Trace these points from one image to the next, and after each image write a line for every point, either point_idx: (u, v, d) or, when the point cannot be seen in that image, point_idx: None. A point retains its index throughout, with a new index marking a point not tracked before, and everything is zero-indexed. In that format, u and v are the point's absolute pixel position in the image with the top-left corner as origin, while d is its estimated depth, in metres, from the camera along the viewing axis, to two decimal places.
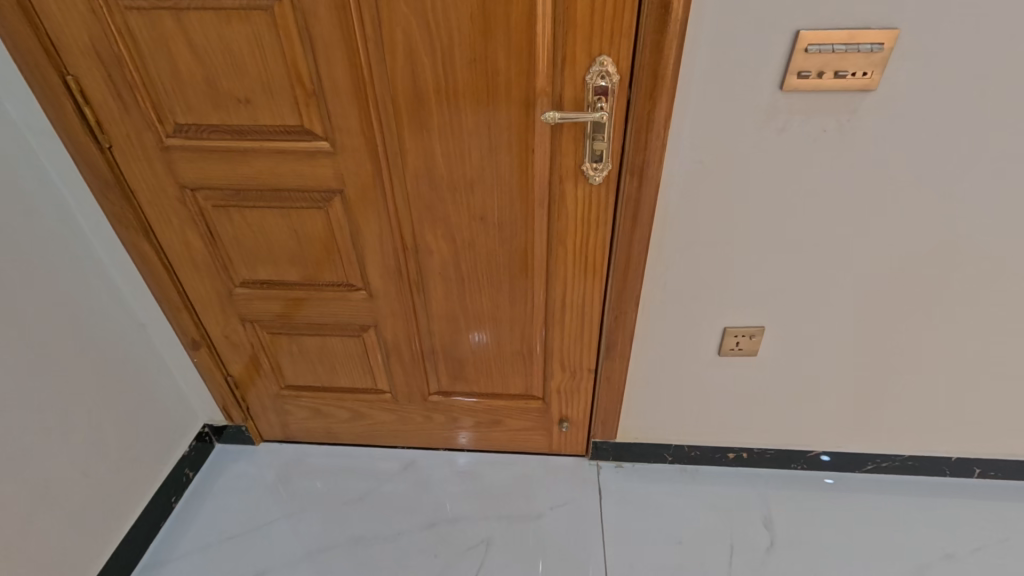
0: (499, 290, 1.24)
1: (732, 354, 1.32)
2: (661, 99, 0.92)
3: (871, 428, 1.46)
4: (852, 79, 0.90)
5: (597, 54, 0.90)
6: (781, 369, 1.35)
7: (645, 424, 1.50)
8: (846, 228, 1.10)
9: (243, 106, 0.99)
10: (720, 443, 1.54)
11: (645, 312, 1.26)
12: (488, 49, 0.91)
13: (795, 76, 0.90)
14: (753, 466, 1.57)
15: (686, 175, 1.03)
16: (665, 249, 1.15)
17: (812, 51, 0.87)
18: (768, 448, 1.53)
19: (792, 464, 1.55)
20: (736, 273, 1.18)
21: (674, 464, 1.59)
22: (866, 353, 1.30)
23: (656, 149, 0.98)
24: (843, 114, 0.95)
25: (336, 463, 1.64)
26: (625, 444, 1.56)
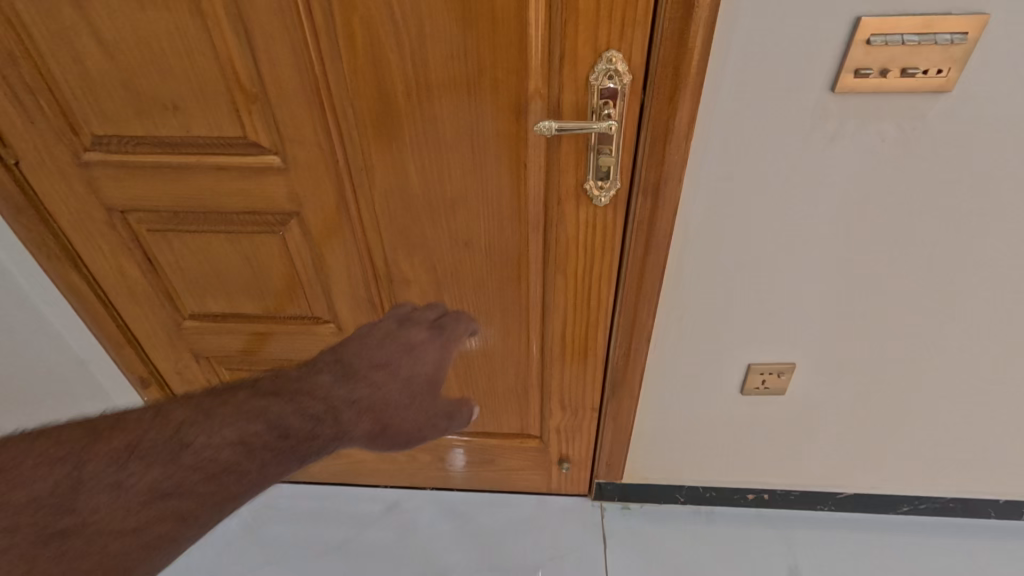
0: (489, 323, 1.07)
1: (756, 392, 1.16)
2: (684, 104, 0.74)
3: (911, 469, 1.29)
4: (924, 79, 0.72)
5: (604, 48, 0.72)
6: (811, 407, 1.19)
7: (655, 463, 1.34)
8: (898, 254, 0.92)
9: (170, 115, 0.81)
10: (739, 483, 1.37)
11: (658, 346, 1.09)
12: (467, 42, 0.72)
13: (852, 76, 0.72)
14: (775, 507, 1.40)
15: (710, 194, 0.86)
16: (683, 277, 0.98)
17: (876, 45, 0.69)
18: (792, 489, 1.36)
19: (818, 505, 1.38)
20: (765, 304, 1.01)
21: (687, 505, 1.43)
22: (910, 389, 1.13)
23: (676, 164, 0.80)
24: (908, 120, 0.77)
25: (311, 505, 1.47)
26: (633, 483, 1.40)
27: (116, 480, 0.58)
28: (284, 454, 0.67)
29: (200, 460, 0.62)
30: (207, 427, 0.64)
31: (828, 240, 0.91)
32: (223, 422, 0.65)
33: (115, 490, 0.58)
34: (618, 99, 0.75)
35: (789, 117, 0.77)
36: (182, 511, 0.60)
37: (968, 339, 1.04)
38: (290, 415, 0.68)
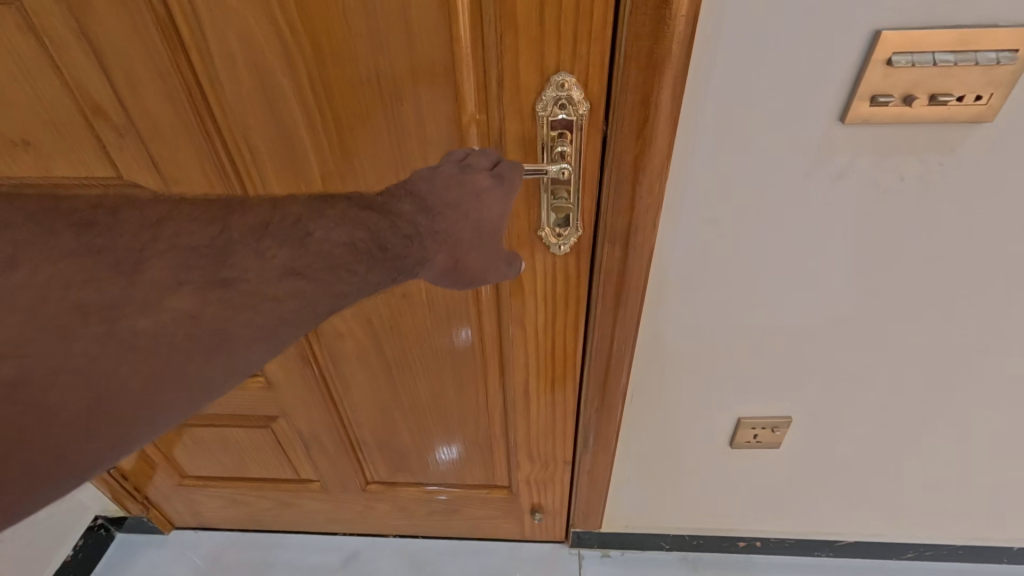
0: (440, 377, 0.92)
1: (747, 446, 1.03)
2: (657, 140, 0.59)
3: (918, 520, 1.16)
4: (958, 107, 0.57)
5: (553, 70, 0.57)
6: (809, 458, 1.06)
7: (636, 511, 1.22)
8: (914, 303, 0.79)
9: (23, 152, 0.66)
10: (729, 531, 1.24)
11: (635, 398, 0.97)
12: (380, 64, 0.57)
13: (868, 102, 0.58)
14: (767, 554, 1.27)
15: (690, 238, 0.73)
16: (661, 326, 0.84)
17: (901, 65, 0.54)
18: (787, 537, 1.23)
19: (815, 551, 1.25)
20: (757, 354, 0.88)
21: (672, 552, 1.30)
22: (921, 441, 1.00)
23: (649, 209, 0.65)
24: (934, 154, 0.62)
25: (261, 557, 1.34)
26: (613, 531, 1.27)
27: (162, 273, 0.44)
28: (362, 265, 0.50)
29: (303, 252, 0.48)
30: (305, 260, 0.48)
31: (832, 287, 0.77)
32: (319, 245, 0.49)
33: (202, 293, 0.44)
34: (573, 133, 0.60)
35: (786, 151, 0.63)
36: (212, 352, 0.45)
37: (990, 390, 0.90)
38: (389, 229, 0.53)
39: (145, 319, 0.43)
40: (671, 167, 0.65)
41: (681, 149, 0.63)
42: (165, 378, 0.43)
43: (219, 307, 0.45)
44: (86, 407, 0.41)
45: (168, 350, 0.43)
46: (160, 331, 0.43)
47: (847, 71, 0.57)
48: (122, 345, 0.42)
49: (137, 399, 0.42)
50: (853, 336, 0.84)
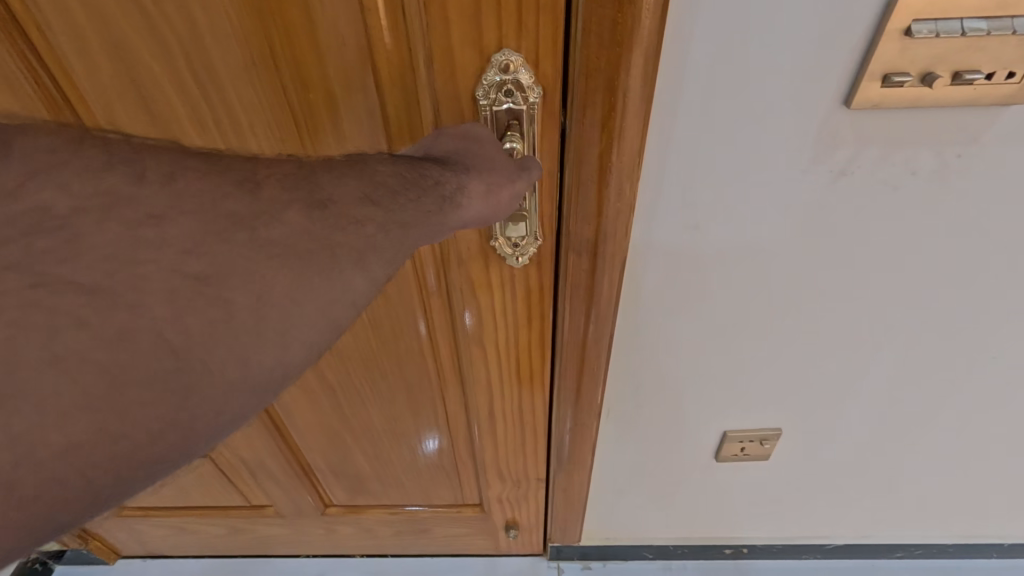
0: (395, 399, 0.82)
1: (734, 459, 0.96)
2: (627, 134, 0.49)
3: (911, 527, 1.10)
4: (986, 89, 0.48)
5: (495, 49, 0.46)
6: (800, 468, 0.98)
7: (616, 523, 1.14)
8: (919, 308, 0.70)
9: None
10: (715, 539, 1.17)
11: (610, 412, 0.89)
12: (273, 43, 0.45)
13: (879, 83, 0.48)
14: (752, 560, 1.21)
15: (669, 243, 0.63)
16: (637, 338, 0.76)
17: (921, 36, 0.46)
18: (774, 543, 1.17)
19: (802, 555, 1.20)
20: (744, 366, 0.80)
21: (656, 561, 1.23)
22: (918, 451, 0.93)
23: (621, 215, 0.55)
24: (951, 145, 0.54)
25: None
26: (594, 543, 1.20)
27: (277, 191, 0.36)
28: (416, 196, 0.41)
29: (369, 177, 0.39)
30: (373, 186, 0.39)
31: (828, 293, 0.69)
32: (379, 172, 0.40)
33: (306, 211, 0.36)
34: (523, 125, 0.49)
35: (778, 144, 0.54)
36: (318, 281, 0.36)
37: (995, 398, 0.83)
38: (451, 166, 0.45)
39: (270, 230, 0.35)
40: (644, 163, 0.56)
41: (655, 140, 0.54)
42: (287, 305, 0.35)
43: (323, 227, 0.36)
44: (218, 333, 0.33)
45: (290, 278, 0.35)
46: (274, 245, 0.35)
47: (848, 46, 0.47)
48: (248, 259, 0.34)
49: (261, 325, 0.34)
50: (848, 346, 0.76)
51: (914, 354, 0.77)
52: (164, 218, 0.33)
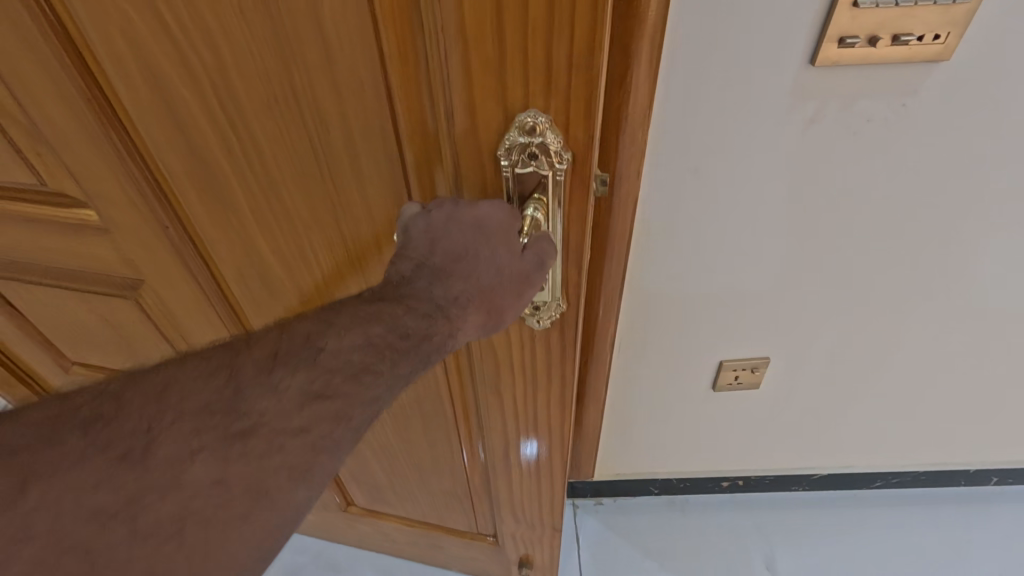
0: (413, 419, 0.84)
1: (729, 388, 1.04)
2: (638, 86, 0.55)
3: (890, 457, 1.19)
4: (918, 48, 0.55)
5: (521, 106, 0.40)
6: (789, 401, 1.06)
7: (627, 458, 1.22)
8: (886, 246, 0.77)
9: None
10: (715, 471, 1.24)
11: (624, 347, 0.96)
12: (296, 81, 0.41)
13: (836, 45, 0.56)
14: (750, 492, 1.29)
15: (672, 184, 0.70)
16: (647, 272, 0.83)
17: (866, 6, 0.53)
18: (767, 474, 1.25)
19: (793, 487, 1.28)
20: (738, 300, 0.86)
21: (661, 496, 1.31)
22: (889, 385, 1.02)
23: (633, 161, 0.61)
24: (897, 94, 0.60)
25: None
26: (606, 480, 1.28)
27: (174, 450, 0.38)
28: (384, 367, 0.44)
29: (314, 373, 0.42)
30: (323, 383, 0.42)
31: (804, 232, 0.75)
32: (328, 360, 0.43)
33: (218, 459, 0.38)
34: (547, 191, 0.44)
35: (769, 86, 0.60)
36: (229, 537, 0.38)
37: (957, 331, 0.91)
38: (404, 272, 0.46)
39: (157, 508, 0.37)
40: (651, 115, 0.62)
41: (663, 90, 0.61)
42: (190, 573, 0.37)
43: (240, 468, 0.39)
44: None
45: (185, 551, 0.37)
46: (171, 517, 0.37)
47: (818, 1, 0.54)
48: (133, 551, 0.36)
49: None
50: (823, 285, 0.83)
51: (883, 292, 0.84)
52: (47, 491, 0.35)
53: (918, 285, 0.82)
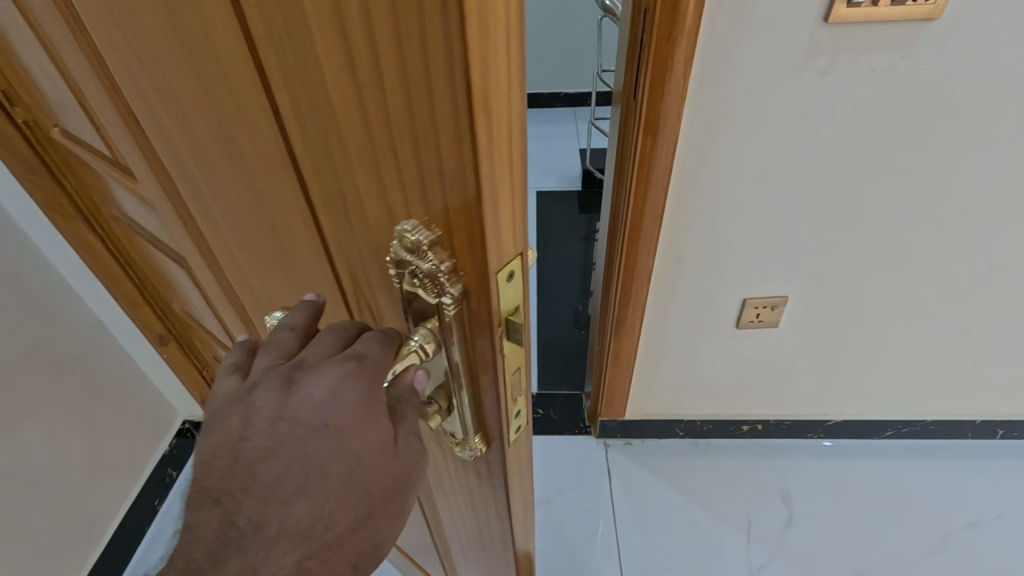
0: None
1: (749, 326, 1.08)
2: (680, 40, 0.68)
3: (898, 406, 1.26)
4: (911, 6, 0.67)
5: (406, 219, 0.29)
6: (804, 343, 1.12)
7: (659, 399, 1.27)
8: (893, 185, 0.86)
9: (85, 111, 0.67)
10: (736, 415, 1.30)
11: (659, 290, 1.01)
12: (209, 127, 0.35)
13: (846, 4, 0.66)
14: (770, 438, 1.33)
15: (707, 133, 0.78)
16: (683, 218, 0.89)
17: None
18: (785, 418, 1.30)
19: (809, 432, 1.32)
20: (763, 240, 0.93)
21: (684, 439, 1.35)
22: (892, 330, 1.09)
23: (673, 104, 0.73)
24: (895, 47, 0.71)
25: None
26: (634, 422, 1.33)
27: None
28: None
29: None
30: None
31: (818, 171, 0.83)
32: None
33: None
34: (438, 321, 0.32)
35: (796, 41, 0.70)
36: None
37: (947, 275, 0.99)
38: (209, 524, 0.31)
39: None
40: (693, 68, 0.71)
41: (703, 42, 0.69)
42: None
43: None
44: None
45: None
46: None
47: None
48: None
49: None
50: (834, 225, 0.91)
51: (891, 230, 0.92)
52: None
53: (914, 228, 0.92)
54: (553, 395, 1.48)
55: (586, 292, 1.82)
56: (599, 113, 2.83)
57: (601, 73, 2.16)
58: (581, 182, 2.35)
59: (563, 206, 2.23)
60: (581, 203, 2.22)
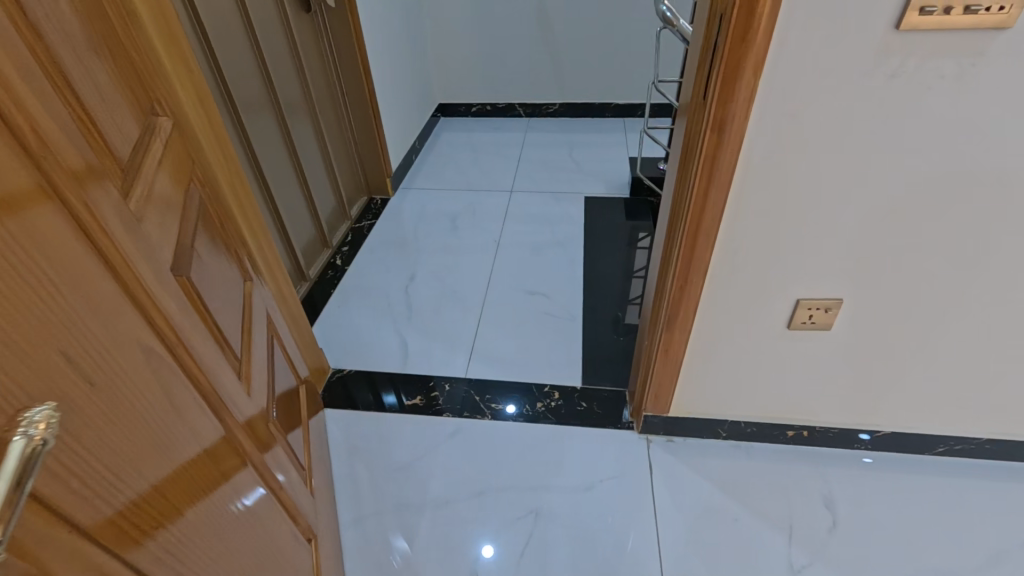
0: (241, 513, 0.71)
1: (802, 328, 1.10)
2: (755, 43, 0.73)
3: (951, 422, 1.25)
4: (985, 16, 0.70)
5: None
6: (855, 350, 1.13)
7: (705, 398, 1.29)
8: (957, 193, 0.87)
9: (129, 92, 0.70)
10: (781, 419, 1.31)
11: (713, 287, 1.04)
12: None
13: (917, 13, 0.70)
14: (815, 444, 1.34)
15: (771, 133, 0.82)
16: (742, 216, 0.92)
17: None
18: (832, 426, 1.30)
19: (855, 442, 1.32)
20: (821, 241, 0.95)
21: (727, 440, 1.37)
22: (945, 342, 1.10)
23: (742, 103, 0.78)
24: (965, 55, 0.74)
25: (362, 430, 1.47)
26: (678, 419, 1.36)
27: None
28: None
29: None
30: None
31: (878, 174, 0.86)
32: None
33: None
34: None
35: (867, 45, 0.73)
36: None
37: (1005, 288, 1.00)
38: None
39: None
40: (763, 71, 0.76)
41: (776, 44, 0.74)
42: None
43: None
44: None
45: None
46: None
47: None
48: None
49: None
50: (891, 230, 0.93)
51: (954, 238, 0.93)
52: None
53: (972, 239, 0.93)
54: (597, 391, 1.53)
55: (631, 296, 1.87)
56: (651, 124, 2.87)
57: (656, 85, 2.21)
58: (630, 190, 2.40)
59: (611, 212, 2.28)
60: (630, 210, 2.26)
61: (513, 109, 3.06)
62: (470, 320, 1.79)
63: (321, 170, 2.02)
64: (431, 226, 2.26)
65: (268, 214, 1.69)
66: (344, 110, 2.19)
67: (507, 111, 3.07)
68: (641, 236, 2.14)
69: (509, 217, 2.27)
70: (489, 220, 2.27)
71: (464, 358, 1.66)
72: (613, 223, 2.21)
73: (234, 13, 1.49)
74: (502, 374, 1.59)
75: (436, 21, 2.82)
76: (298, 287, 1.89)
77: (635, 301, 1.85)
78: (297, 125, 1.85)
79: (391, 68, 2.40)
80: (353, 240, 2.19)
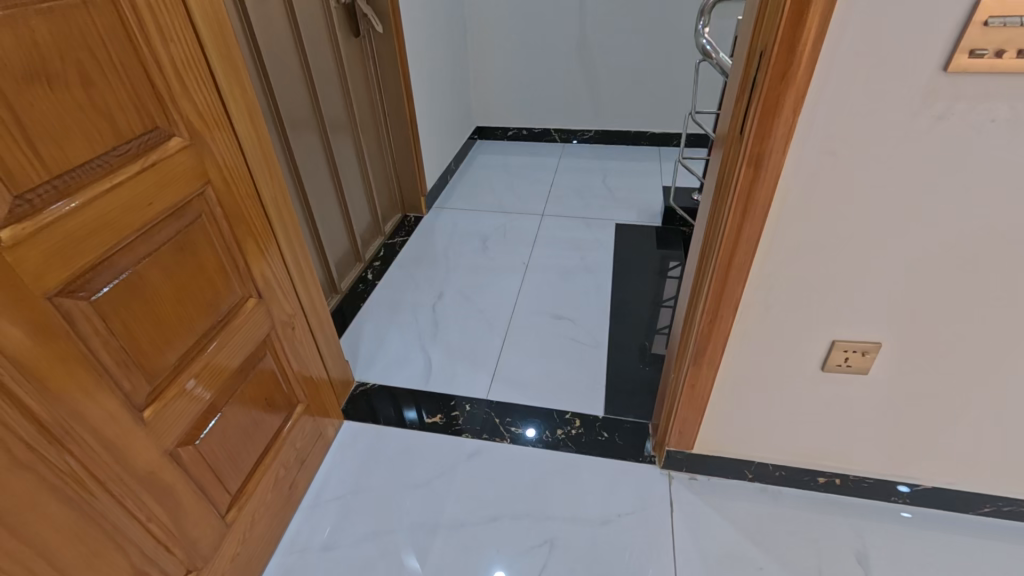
0: (41, 549, 0.71)
1: (837, 370, 1.06)
2: (795, 81, 0.72)
3: (999, 481, 1.17)
4: None
5: None
6: (893, 397, 1.08)
7: (731, 437, 1.25)
8: (1008, 240, 0.83)
9: (102, 118, 0.73)
10: (812, 465, 1.26)
11: (743, 322, 1.01)
12: None
13: (967, 56, 0.68)
14: (849, 494, 1.28)
15: (811, 171, 0.81)
16: (775, 252, 0.90)
17: (995, 26, 0.66)
18: (866, 476, 1.24)
19: (892, 495, 1.25)
20: (859, 282, 0.92)
21: (754, 483, 1.32)
22: (989, 396, 1.04)
23: (780, 139, 0.78)
24: (1020, 100, 0.71)
25: (378, 446, 1.48)
26: (702, 456, 1.31)
27: None
28: None
29: None
30: None
31: (924, 217, 0.83)
32: None
33: None
34: None
35: (912, 90, 0.72)
36: None
37: None
38: None
39: None
40: (802, 109, 0.75)
41: (815, 85, 0.73)
42: None
43: None
44: None
45: None
46: None
47: (960, 19, 0.66)
48: None
49: None
50: (930, 276, 0.89)
51: (1003, 285, 0.88)
52: None
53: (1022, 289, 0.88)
54: (620, 421, 1.50)
55: (658, 326, 1.84)
56: (686, 155, 2.87)
57: (694, 117, 2.19)
58: (661, 220, 2.38)
59: (643, 240, 2.26)
60: (660, 240, 2.25)
61: (548, 134, 3.10)
62: (494, 342, 1.79)
63: (359, 186, 2.08)
64: (461, 246, 2.29)
65: (306, 226, 1.74)
66: (385, 130, 2.26)
67: (543, 136, 3.11)
68: (672, 265, 2.11)
69: (538, 241, 2.28)
70: (519, 242, 2.28)
71: (487, 379, 1.65)
72: (642, 252, 2.20)
73: (287, 34, 1.58)
74: (524, 398, 1.58)
75: (479, 48, 2.91)
76: (331, 300, 1.93)
77: (663, 331, 1.82)
78: (339, 142, 1.91)
79: (433, 92, 2.47)
80: (385, 256, 2.24)
